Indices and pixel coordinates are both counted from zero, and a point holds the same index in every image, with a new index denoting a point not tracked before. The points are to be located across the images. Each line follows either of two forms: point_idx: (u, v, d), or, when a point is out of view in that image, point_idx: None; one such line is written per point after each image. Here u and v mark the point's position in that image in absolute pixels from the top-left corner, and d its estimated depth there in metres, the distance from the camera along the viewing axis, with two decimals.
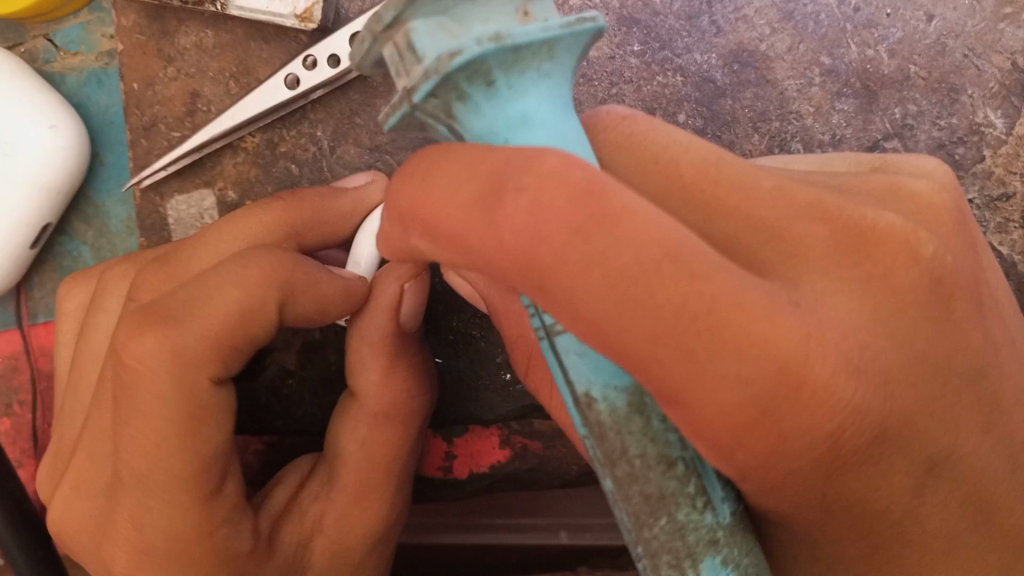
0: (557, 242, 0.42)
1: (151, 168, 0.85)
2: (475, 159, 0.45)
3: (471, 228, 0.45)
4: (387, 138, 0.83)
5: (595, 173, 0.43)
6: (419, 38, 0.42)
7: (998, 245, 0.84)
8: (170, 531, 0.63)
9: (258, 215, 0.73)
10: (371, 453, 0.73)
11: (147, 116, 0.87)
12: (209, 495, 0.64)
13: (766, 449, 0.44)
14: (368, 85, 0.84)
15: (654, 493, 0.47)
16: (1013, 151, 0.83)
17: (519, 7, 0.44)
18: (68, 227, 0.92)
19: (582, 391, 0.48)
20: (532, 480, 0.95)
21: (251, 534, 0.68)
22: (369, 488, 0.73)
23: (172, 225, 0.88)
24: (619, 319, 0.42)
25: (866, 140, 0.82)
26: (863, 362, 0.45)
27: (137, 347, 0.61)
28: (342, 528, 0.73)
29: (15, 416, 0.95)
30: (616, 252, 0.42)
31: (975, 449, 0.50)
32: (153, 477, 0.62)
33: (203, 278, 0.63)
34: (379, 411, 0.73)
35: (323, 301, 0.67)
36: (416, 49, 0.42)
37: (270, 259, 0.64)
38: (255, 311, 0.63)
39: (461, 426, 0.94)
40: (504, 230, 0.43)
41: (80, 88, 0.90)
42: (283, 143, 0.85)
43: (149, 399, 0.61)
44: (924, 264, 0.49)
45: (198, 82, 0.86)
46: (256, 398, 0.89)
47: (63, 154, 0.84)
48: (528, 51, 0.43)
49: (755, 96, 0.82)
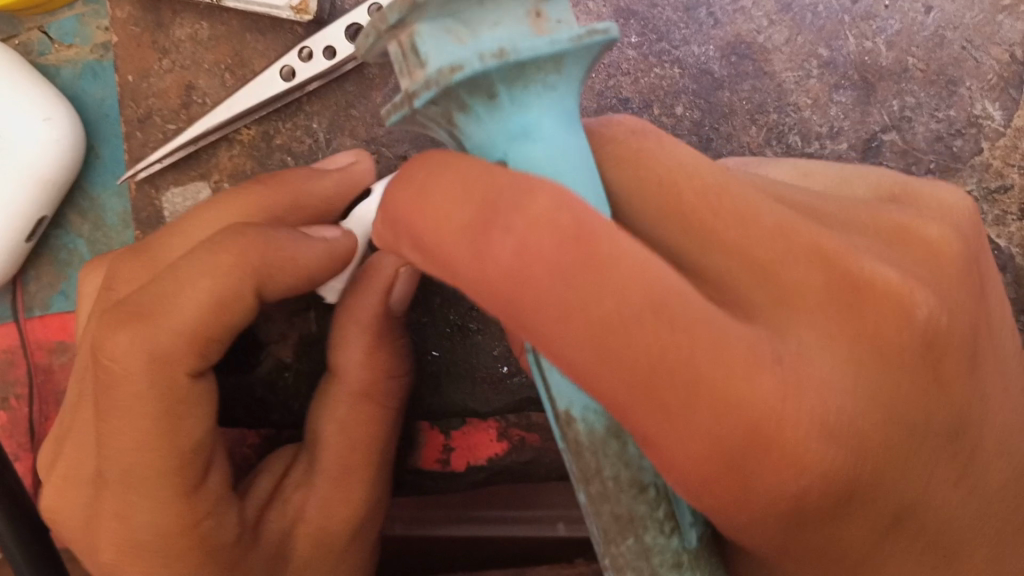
0: (543, 285, 0.43)
1: (146, 160, 0.84)
2: (466, 183, 0.45)
3: (456, 258, 0.45)
4: (384, 130, 0.83)
5: (589, 214, 0.43)
6: (421, 43, 0.41)
7: (996, 237, 0.84)
8: (155, 527, 0.63)
9: (241, 195, 0.71)
10: (349, 435, 0.75)
11: (142, 108, 0.87)
12: (192, 489, 0.64)
13: (732, 502, 0.44)
14: (363, 76, 0.83)
15: (624, 515, 0.48)
16: (1012, 143, 0.83)
17: (529, 10, 0.42)
18: (63, 219, 0.91)
19: (562, 409, 0.49)
20: (530, 472, 0.95)
21: (235, 523, 0.68)
22: (348, 473, 0.75)
23: (168, 218, 0.87)
24: (601, 366, 0.43)
25: (863, 133, 0.82)
26: (839, 426, 0.44)
27: (111, 346, 0.61)
28: (322, 515, 0.74)
29: (12, 409, 0.95)
30: (598, 300, 0.42)
31: (942, 499, 0.50)
32: (133, 467, 0.62)
33: (176, 267, 0.62)
34: (358, 391, 0.75)
35: (298, 276, 0.66)
36: (419, 54, 0.42)
37: (243, 241, 0.62)
38: (229, 298, 0.62)
39: (457, 418, 0.94)
40: (487, 266, 0.44)
41: (75, 80, 0.89)
42: (280, 136, 0.84)
43: (128, 395, 0.61)
44: (916, 327, 0.47)
45: (194, 74, 0.86)
46: (251, 391, 0.89)
47: (57, 147, 0.84)
48: (532, 66, 0.43)
49: (753, 88, 0.82)
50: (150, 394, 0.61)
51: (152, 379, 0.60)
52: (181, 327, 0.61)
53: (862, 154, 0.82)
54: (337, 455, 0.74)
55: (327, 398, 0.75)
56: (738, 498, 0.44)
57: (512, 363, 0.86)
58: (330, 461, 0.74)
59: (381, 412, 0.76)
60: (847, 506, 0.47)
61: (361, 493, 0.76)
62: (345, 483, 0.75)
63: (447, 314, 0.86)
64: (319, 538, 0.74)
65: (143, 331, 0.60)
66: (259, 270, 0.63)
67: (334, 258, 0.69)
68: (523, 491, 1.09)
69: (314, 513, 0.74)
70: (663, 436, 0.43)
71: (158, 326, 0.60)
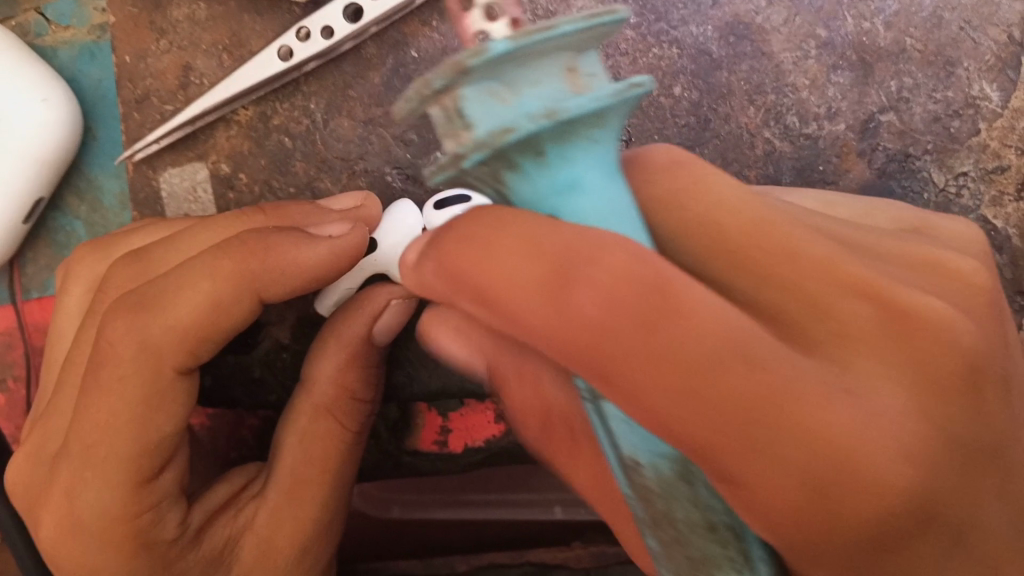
0: (619, 336, 0.42)
1: (144, 141, 0.85)
2: (531, 235, 0.44)
3: (527, 309, 0.44)
4: (381, 111, 0.83)
5: (647, 257, 0.43)
6: (468, 107, 0.40)
7: (993, 219, 0.84)
8: (102, 508, 0.63)
9: (237, 219, 0.76)
10: (308, 449, 0.75)
11: (139, 89, 0.87)
12: (144, 482, 0.64)
13: (812, 529, 0.43)
14: (361, 57, 0.83)
15: (698, 556, 0.49)
16: (1009, 124, 0.83)
17: (566, 66, 0.42)
18: (61, 201, 0.91)
19: (627, 454, 0.49)
20: (526, 453, 0.95)
21: (177, 523, 0.67)
22: (303, 486, 0.73)
23: (166, 199, 0.87)
24: (676, 408, 0.42)
25: (861, 113, 0.83)
26: (910, 447, 0.43)
27: (111, 329, 0.64)
28: (274, 527, 0.72)
29: (8, 392, 0.95)
30: (676, 346, 0.42)
31: (1001, 524, 0.46)
32: (95, 450, 0.63)
33: (178, 274, 0.66)
34: (321, 404, 0.76)
35: (292, 290, 0.69)
36: (466, 117, 0.40)
37: (246, 251, 0.66)
38: (223, 304, 0.65)
39: (455, 400, 0.93)
40: (564, 319, 0.43)
41: (72, 62, 0.88)
42: (277, 116, 0.84)
43: (112, 377, 0.63)
44: (958, 352, 0.46)
45: (192, 54, 0.85)
46: (248, 373, 0.90)
47: (53, 127, 0.83)
48: (579, 124, 0.41)
49: (750, 69, 0.82)
50: (131, 382, 0.63)
51: (138, 365, 0.63)
52: (176, 325, 0.64)
53: (859, 135, 0.83)
54: (291, 467, 0.74)
55: (294, 408, 0.77)
56: (825, 526, 0.42)
57: None
58: (283, 474, 0.73)
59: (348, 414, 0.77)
60: (919, 534, 0.44)
61: (314, 510, 0.73)
62: (299, 498, 0.73)
63: None
64: (265, 548, 0.71)
65: (141, 321, 0.64)
66: (258, 281, 0.66)
67: (338, 259, 0.69)
68: (515, 475, 1.11)
69: (264, 525, 0.71)
70: (743, 471, 0.42)
71: (154, 319, 0.64)
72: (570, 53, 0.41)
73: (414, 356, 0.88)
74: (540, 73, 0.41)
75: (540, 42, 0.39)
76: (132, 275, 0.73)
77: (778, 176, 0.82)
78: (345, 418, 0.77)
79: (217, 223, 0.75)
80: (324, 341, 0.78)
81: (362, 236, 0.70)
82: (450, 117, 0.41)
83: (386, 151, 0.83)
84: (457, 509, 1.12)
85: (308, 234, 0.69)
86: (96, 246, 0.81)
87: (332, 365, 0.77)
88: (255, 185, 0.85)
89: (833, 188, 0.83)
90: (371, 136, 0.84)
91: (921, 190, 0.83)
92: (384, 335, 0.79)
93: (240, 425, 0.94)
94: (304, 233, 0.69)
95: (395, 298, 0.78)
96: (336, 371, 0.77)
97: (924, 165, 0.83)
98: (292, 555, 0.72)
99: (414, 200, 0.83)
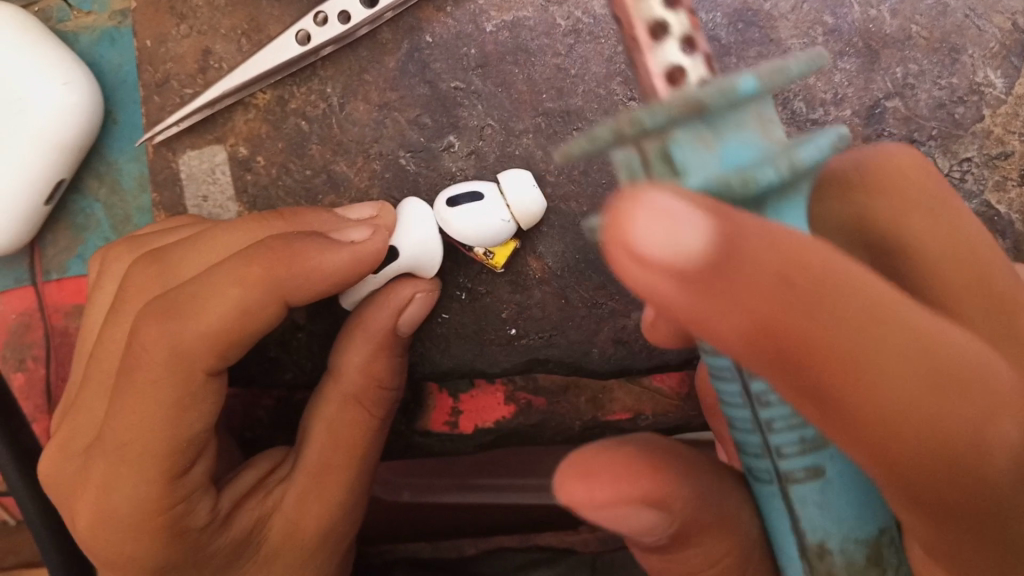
0: (889, 387, 0.38)
1: (164, 123, 0.87)
2: (788, 269, 0.36)
3: (798, 348, 0.37)
4: (396, 94, 0.85)
5: (853, 266, 0.38)
6: (681, 156, 0.37)
7: (996, 204, 0.85)
8: (136, 501, 0.67)
9: (256, 223, 0.77)
10: (335, 433, 0.78)
11: (160, 73, 0.88)
12: (176, 476, 0.68)
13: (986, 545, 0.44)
14: (376, 42, 0.85)
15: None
16: (1013, 111, 0.85)
17: (768, 114, 0.40)
18: (80, 184, 0.93)
19: (798, 494, 0.48)
20: (536, 435, 0.97)
21: (209, 510, 0.71)
22: (329, 469, 0.77)
23: (184, 180, 0.89)
24: (928, 443, 0.39)
25: (867, 99, 0.84)
26: None
27: (145, 332, 0.67)
28: (299, 513, 0.76)
29: (29, 371, 0.96)
30: (938, 400, 0.39)
31: None
32: (131, 447, 0.67)
33: (205, 280, 0.69)
34: (348, 394, 0.79)
35: (315, 292, 0.72)
36: (678, 167, 0.38)
37: (272, 258, 0.70)
38: (252, 309, 0.69)
39: (466, 381, 0.96)
40: (837, 365, 0.37)
41: (93, 47, 0.91)
42: (294, 100, 0.86)
43: (145, 379, 0.66)
44: None
45: (211, 39, 0.87)
46: (265, 352, 0.92)
47: (77, 111, 0.86)
48: (795, 179, 0.39)
49: (759, 55, 0.83)
50: (165, 382, 0.66)
51: (170, 370, 0.66)
52: (206, 329, 0.67)
53: (865, 121, 0.84)
54: (320, 449, 0.77)
55: (323, 396, 0.80)
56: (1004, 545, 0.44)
57: (520, 325, 0.87)
58: (311, 456, 0.77)
59: (367, 405, 0.79)
60: None
61: (340, 494, 0.77)
62: (325, 481, 0.77)
63: (454, 278, 0.86)
64: (292, 529, 0.76)
65: (175, 326, 0.67)
66: (283, 287, 0.70)
67: (360, 263, 0.73)
68: (521, 460, 1.16)
69: (290, 507, 0.76)
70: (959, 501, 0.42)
71: (185, 324, 0.67)
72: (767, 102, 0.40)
73: (425, 337, 0.88)
74: (748, 123, 0.39)
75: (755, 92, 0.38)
76: (151, 276, 0.75)
77: None
78: (372, 404, 0.79)
79: (237, 228, 0.76)
80: (351, 332, 0.80)
81: (385, 243, 0.74)
82: (649, 164, 0.39)
83: (400, 134, 0.85)
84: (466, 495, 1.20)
85: (331, 240, 0.73)
86: (131, 242, 0.82)
87: (360, 355, 0.79)
88: (272, 168, 0.87)
89: None
90: (386, 120, 0.85)
91: None
92: (406, 329, 0.80)
93: (255, 405, 0.97)
94: (327, 239, 0.73)
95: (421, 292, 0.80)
96: (365, 362, 0.79)
97: (930, 151, 0.84)
98: (315, 537, 0.77)
99: (427, 183, 0.84)
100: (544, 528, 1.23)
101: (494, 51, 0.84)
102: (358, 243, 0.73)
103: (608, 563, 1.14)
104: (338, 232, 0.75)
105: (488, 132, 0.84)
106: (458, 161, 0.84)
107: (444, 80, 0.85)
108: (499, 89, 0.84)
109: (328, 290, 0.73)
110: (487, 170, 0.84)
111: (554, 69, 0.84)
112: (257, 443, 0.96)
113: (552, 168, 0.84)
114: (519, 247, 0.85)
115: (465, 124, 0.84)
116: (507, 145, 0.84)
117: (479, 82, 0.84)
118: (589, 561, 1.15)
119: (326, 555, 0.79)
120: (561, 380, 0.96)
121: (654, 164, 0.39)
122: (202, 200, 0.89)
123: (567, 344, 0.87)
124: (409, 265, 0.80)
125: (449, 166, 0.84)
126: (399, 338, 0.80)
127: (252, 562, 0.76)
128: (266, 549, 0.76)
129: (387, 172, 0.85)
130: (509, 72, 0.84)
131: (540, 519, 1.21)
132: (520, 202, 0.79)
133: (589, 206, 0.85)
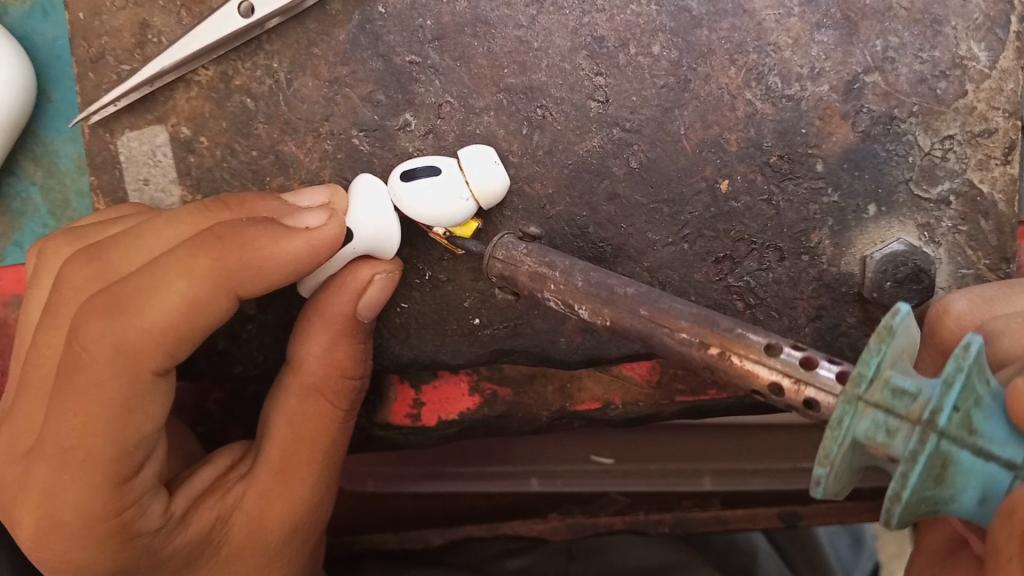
0: None
1: (100, 102, 0.81)
2: None
3: None
4: (347, 69, 0.80)
5: None
6: (887, 397, 0.47)
7: (978, 183, 0.82)
8: (78, 507, 0.65)
9: (199, 215, 0.71)
10: (299, 427, 0.74)
11: (94, 49, 0.82)
12: (124, 481, 0.66)
13: None
14: (325, 13, 0.80)
15: None
16: (997, 86, 0.81)
17: (904, 369, 0.49)
18: (15, 166, 0.87)
19: None
20: (501, 426, 0.92)
21: (160, 513, 0.70)
22: (292, 464, 0.75)
23: (124, 163, 0.83)
24: None
25: (845, 74, 0.80)
26: None
27: (84, 330, 0.64)
28: (262, 506, 0.75)
29: None
30: None
31: None
32: (74, 452, 0.64)
33: (145, 272, 0.66)
34: (306, 384, 0.74)
35: (271, 281, 0.68)
36: (905, 391, 0.47)
37: (220, 248, 0.66)
38: (200, 304, 0.66)
39: (427, 372, 0.91)
40: None
41: (23, 19, 0.85)
42: (239, 76, 0.81)
43: (88, 383, 0.64)
44: None
45: (148, 11, 0.81)
46: (212, 345, 0.86)
47: (7, 90, 0.79)
48: (978, 368, 0.47)
49: (732, 27, 0.80)
50: (109, 384, 0.64)
51: (116, 373, 0.64)
52: (151, 327, 0.64)
53: (843, 97, 0.80)
54: (281, 446, 0.75)
55: (282, 387, 0.76)
56: None
57: (483, 314, 0.83)
58: (273, 452, 0.75)
59: (333, 400, 0.75)
60: None
61: (304, 491, 0.76)
62: (288, 477, 0.75)
63: (414, 265, 0.81)
64: (254, 528, 0.75)
65: (118, 323, 0.64)
66: (232, 278, 0.66)
67: (317, 251, 0.68)
68: (491, 447, 1.14)
69: (251, 506, 0.75)
70: None
71: (131, 322, 0.64)
72: (895, 352, 0.48)
73: (384, 327, 0.84)
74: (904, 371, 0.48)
75: (924, 392, 0.47)
76: (89, 275, 0.71)
77: (759, 139, 0.80)
78: (336, 396, 0.75)
79: (180, 217, 0.71)
80: (308, 320, 0.74)
81: (342, 228, 0.68)
82: (930, 480, 0.47)
83: (352, 112, 0.80)
84: (434, 482, 1.18)
85: (282, 224, 0.68)
86: (68, 235, 0.76)
87: (320, 344, 0.73)
88: (217, 149, 0.81)
89: (815, 151, 0.81)
90: (336, 96, 0.80)
91: (906, 154, 0.81)
92: (369, 313, 0.73)
93: (204, 398, 0.93)
94: (278, 224, 0.68)
95: (380, 272, 0.73)
96: (323, 351, 0.73)
97: (910, 128, 0.81)
98: (278, 534, 0.76)
99: (382, 163, 0.80)
100: (514, 518, 1.20)
101: (451, 23, 0.79)
102: (313, 227, 0.68)
103: (583, 548, 1.16)
104: (291, 214, 0.69)
105: (447, 110, 0.80)
106: (415, 141, 0.80)
107: (398, 54, 0.80)
108: (458, 63, 0.79)
109: (283, 281, 0.69)
110: (445, 150, 0.80)
111: (516, 42, 0.80)
112: (209, 437, 0.92)
113: (515, 149, 0.80)
114: (481, 232, 0.81)
115: (421, 102, 0.80)
116: (467, 123, 0.80)
117: (436, 56, 0.79)
118: (564, 549, 1.16)
119: (292, 555, 0.78)
120: (525, 368, 0.92)
121: (939, 478, 0.47)
122: (143, 183, 0.83)
123: (534, 333, 0.84)
124: (368, 246, 0.74)
125: (405, 146, 0.80)
126: (361, 324, 0.74)
127: (211, 560, 0.74)
128: (226, 549, 0.75)
129: (339, 152, 0.80)
130: (468, 45, 0.79)
131: (509, 506, 1.19)
132: (486, 181, 0.75)
133: (554, 187, 0.81)
